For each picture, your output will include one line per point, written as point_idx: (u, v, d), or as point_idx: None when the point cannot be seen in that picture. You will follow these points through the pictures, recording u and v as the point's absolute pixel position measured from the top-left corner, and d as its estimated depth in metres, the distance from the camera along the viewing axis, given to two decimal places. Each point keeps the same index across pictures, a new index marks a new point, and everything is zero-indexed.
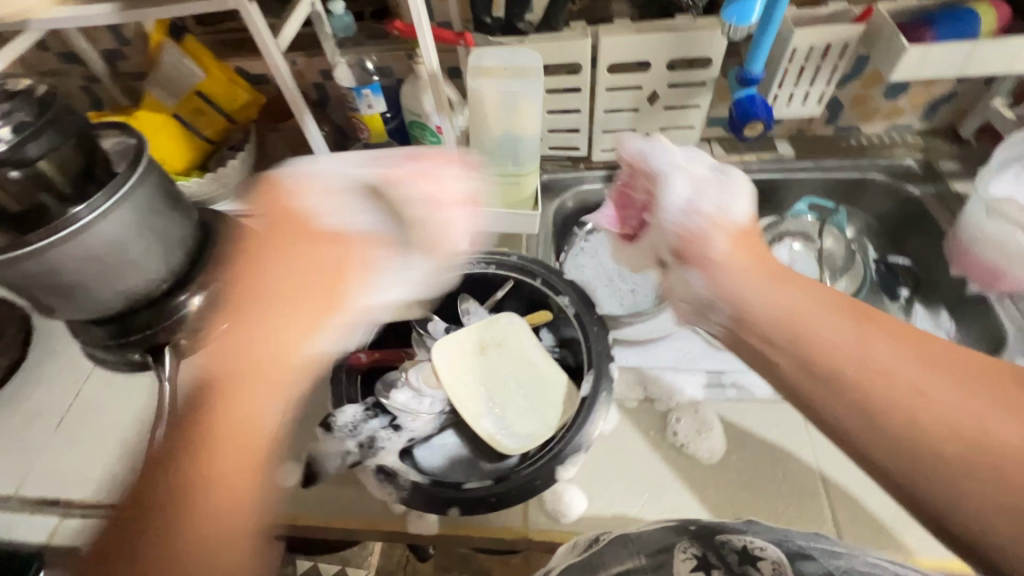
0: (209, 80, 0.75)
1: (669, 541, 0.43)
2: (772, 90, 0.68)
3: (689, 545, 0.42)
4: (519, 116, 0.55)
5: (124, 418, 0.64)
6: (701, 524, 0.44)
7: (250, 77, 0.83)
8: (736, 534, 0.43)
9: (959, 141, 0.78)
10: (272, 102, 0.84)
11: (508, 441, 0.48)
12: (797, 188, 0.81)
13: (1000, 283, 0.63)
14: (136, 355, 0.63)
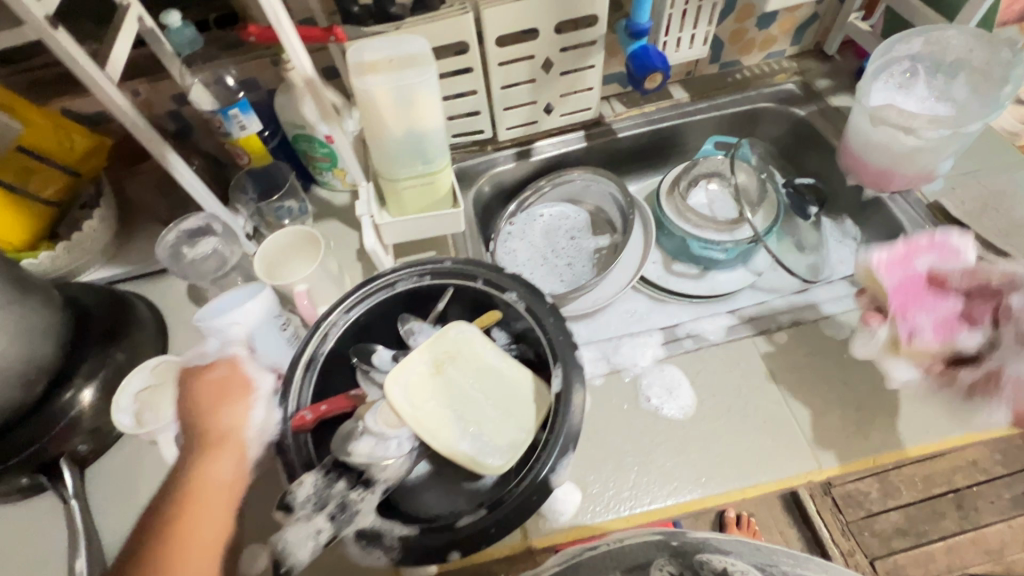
0: (30, 130, 0.63)
1: (649, 557, 0.45)
2: (662, 38, 0.67)
3: (666, 563, 0.44)
4: (419, 113, 0.49)
5: (38, 537, 0.56)
6: (682, 539, 0.45)
7: (86, 120, 0.71)
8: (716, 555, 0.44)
9: (827, 59, 0.84)
10: (120, 142, 0.73)
11: (492, 459, 0.46)
12: (696, 130, 0.84)
13: (889, 185, 0.68)
14: (26, 476, 0.54)
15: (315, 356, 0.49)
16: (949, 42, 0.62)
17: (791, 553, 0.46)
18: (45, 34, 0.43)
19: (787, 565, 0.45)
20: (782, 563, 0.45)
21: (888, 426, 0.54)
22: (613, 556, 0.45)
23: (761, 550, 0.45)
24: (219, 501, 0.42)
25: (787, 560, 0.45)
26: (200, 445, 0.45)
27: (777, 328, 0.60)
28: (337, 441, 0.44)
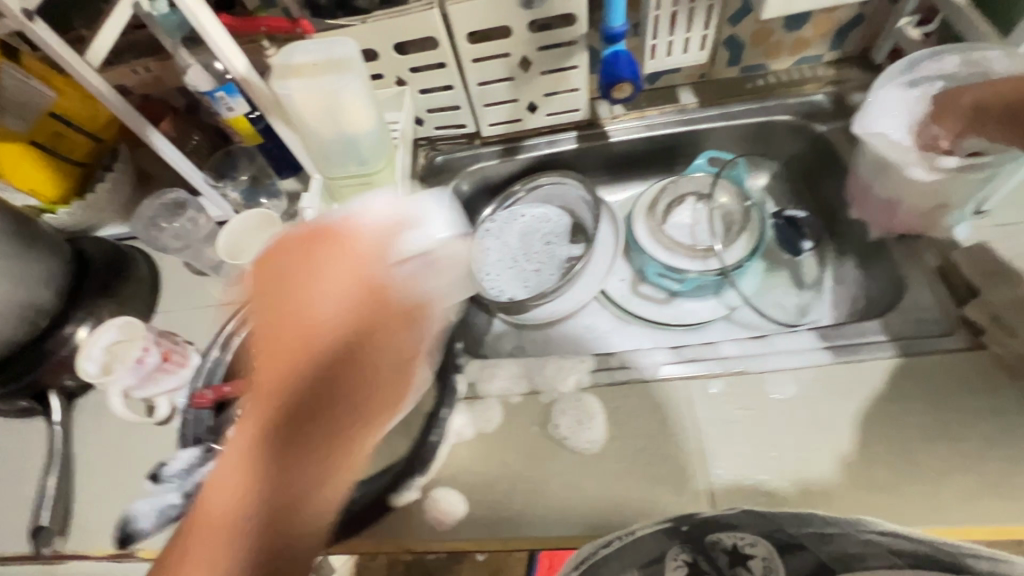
0: (61, 97, 0.70)
1: (662, 549, 0.43)
2: (648, 41, 0.62)
3: (681, 551, 0.43)
4: (344, 118, 0.50)
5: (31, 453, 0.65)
6: (694, 522, 0.42)
7: None
8: (727, 533, 0.41)
9: (872, 68, 0.72)
10: None
11: None
12: (703, 140, 0.76)
13: (894, 224, 0.60)
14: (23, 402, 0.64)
15: (233, 339, 0.53)
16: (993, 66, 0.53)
17: (796, 513, 0.39)
18: (23, 26, 0.49)
19: (795, 527, 0.39)
20: (792, 526, 0.40)
21: (811, 502, 0.48)
22: (624, 552, 0.43)
23: (766, 516, 0.40)
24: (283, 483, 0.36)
25: (795, 522, 0.39)
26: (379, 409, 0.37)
27: (714, 375, 0.55)
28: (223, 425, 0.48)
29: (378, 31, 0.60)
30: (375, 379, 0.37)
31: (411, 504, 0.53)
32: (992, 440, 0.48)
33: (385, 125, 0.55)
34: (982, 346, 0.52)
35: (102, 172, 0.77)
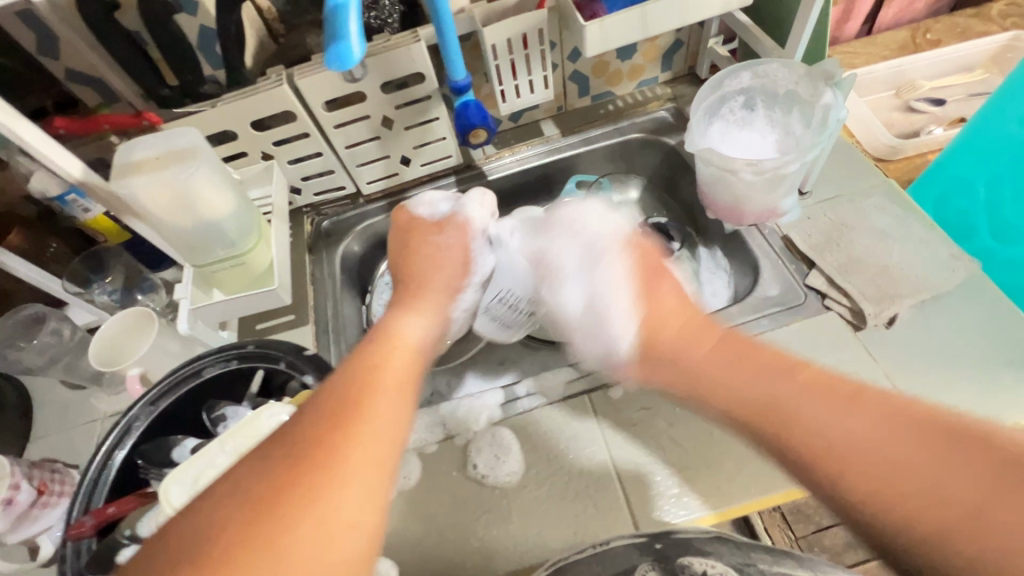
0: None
1: (633, 562, 0.46)
2: (496, 88, 0.67)
3: (652, 568, 0.45)
4: (199, 206, 0.50)
5: None
6: (667, 543, 0.46)
7: None
8: (700, 558, 0.46)
9: (700, 83, 0.81)
10: None
11: None
12: (573, 165, 0.83)
13: (745, 218, 0.66)
14: None
15: (114, 454, 0.49)
16: (777, 74, 0.62)
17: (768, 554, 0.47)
18: None
19: (765, 563, 0.46)
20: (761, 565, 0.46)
21: (711, 481, 0.52)
22: (601, 559, 0.46)
23: (740, 546, 0.47)
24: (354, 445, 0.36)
25: (764, 558, 0.46)
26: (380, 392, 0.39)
27: (613, 383, 0.59)
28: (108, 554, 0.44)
29: (231, 113, 0.60)
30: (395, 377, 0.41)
31: None
32: None
33: (249, 203, 0.55)
34: (827, 309, 0.59)
35: None
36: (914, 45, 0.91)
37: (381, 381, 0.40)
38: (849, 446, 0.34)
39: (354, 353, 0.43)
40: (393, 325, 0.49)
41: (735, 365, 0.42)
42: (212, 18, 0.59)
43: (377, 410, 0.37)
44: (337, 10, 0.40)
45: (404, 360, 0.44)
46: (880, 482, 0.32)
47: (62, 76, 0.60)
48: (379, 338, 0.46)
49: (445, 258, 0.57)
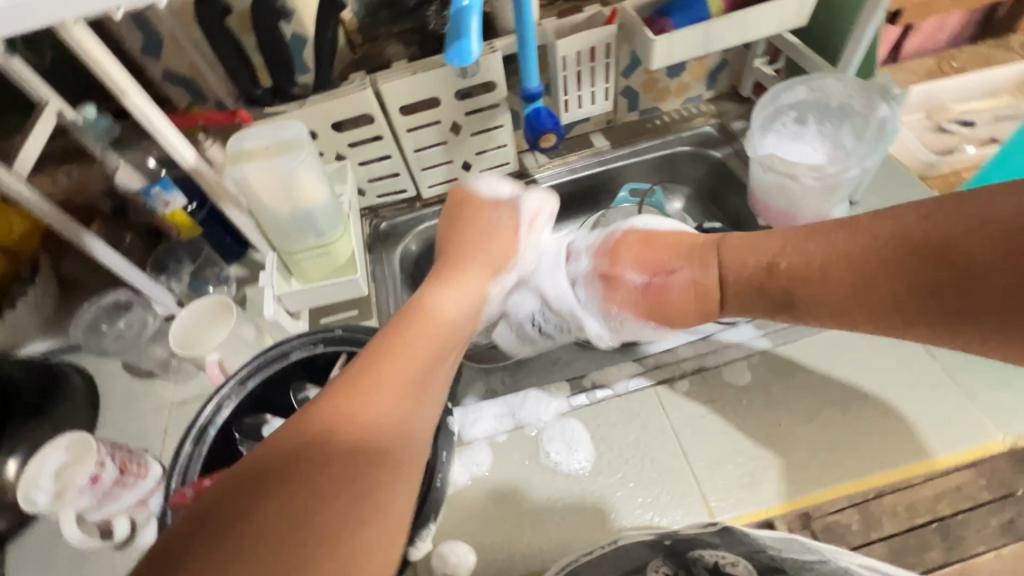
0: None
1: (644, 559, 0.47)
2: (561, 98, 0.71)
3: (662, 563, 0.46)
4: (301, 194, 0.54)
5: None
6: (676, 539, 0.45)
7: None
8: (709, 550, 0.44)
9: (743, 101, 0.85)
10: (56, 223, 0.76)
11: None
12: (621, 175, 0.85)
13: (797, 224, 0.69)
14: None
15: (205, 430, 0.51)
16: (830, 89, 0.67)
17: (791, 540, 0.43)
18: None
19: (775, 549, 0.43)
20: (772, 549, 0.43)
21: (781, 473, 0.54)
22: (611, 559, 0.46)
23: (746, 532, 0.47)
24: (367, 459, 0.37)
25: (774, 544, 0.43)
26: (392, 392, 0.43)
27: (678, 376, 0.61)
28: None
29: (317, 114, 0.64)
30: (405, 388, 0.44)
31: (420, 563, 0.52)
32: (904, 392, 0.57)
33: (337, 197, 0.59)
34: None
35: (21, 287, 0.71)
36: (940, 71, 0.95)
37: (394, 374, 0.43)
38: (833, 292, 0.47)
39: (363, 358, 0.44)
40: (429, 298, 0.54)
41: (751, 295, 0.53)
42: (307, 27, 0.64)
43: (375, 402, 0.40)
44: (461, 11, 0.45)
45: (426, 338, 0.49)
46: (864, 285, 0.45)
47: (160, 76, 0.64)
48: (387, 341, 0.46)
49: (493, 228, 0.63)
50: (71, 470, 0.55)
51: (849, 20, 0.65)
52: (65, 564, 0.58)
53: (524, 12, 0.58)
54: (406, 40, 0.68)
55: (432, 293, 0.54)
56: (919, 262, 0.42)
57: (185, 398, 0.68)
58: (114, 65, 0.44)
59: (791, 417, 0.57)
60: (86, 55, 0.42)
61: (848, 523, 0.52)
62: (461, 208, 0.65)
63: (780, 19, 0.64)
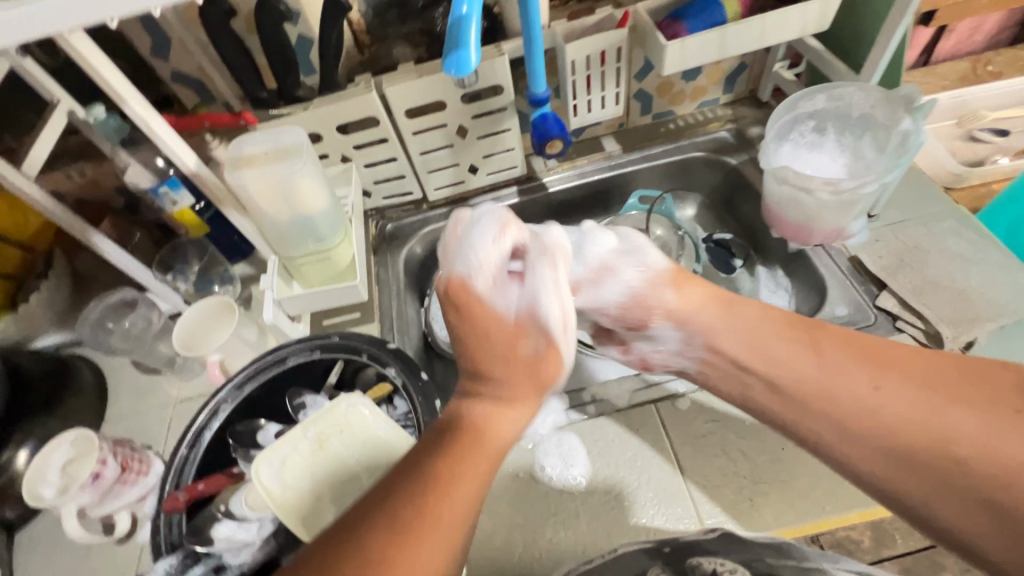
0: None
1: (643, 566, 0.44)
2: (570, 102, 0.70)
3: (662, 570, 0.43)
4: (300, 199, 0.54)
5: None
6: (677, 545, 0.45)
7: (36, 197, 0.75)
8: (708, 557, 0.43)
9: (761, 105, 0.82)
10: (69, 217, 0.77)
11: (273, 484, 0.47)
12: (631, 181, 0.83)
13: (811, 238, 0.66)
14: None
15: (201, 434, 0.52)
16: (851, 97, 0.64)
17: (777, 548, 0.44)
18: None
19: (773, 558, 0.43)
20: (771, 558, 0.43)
21: (781, 498, 0.52)
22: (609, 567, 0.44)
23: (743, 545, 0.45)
24: None
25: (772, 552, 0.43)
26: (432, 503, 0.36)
27: (681, 393, 0.59)
28: (201, 527, 0.47)
29: (321, 117, 0.63)
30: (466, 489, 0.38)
31: None
32: None
33: (338, 201, 0.59)
34: (898, 331, 0.60)
35: (36, 281, 0.72)
36: (975, 76, 0.90)
37: (454, 494, 0.37)
38: (859, 423, 0.42)
39: (431, 462, 0.39)
40: (485, 413, 0.45)
41: (775, 344, 0.49)
42: (313, 28, 0.64)
43: (452, 515, 0.36)
44: (459, 20, 0.44)
45: (487, 465, 0.41)
46: (890, 437, 0.41)
47: (168, 76, 0.64)
48: (462, 445, 0.41)
49: (532, 361, 0.48)
50: (74, 465, 0.57)
51: (875, 25, 0.62)
52: (70, 554, 0.59)
53: (529, 17, 0.56)
54: (414, 40, 0.67)
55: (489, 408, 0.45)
56: (926, 459, 0.39)
57: (189, 395, 0.69)
58: (116, 75, 0.45)
59: (796, 441, 0.55)
60: (88, 66, 0.43)
61: (859, 539, 0.51)
62: (458, 311, 0.50)
63: (801, 24, 0.61)
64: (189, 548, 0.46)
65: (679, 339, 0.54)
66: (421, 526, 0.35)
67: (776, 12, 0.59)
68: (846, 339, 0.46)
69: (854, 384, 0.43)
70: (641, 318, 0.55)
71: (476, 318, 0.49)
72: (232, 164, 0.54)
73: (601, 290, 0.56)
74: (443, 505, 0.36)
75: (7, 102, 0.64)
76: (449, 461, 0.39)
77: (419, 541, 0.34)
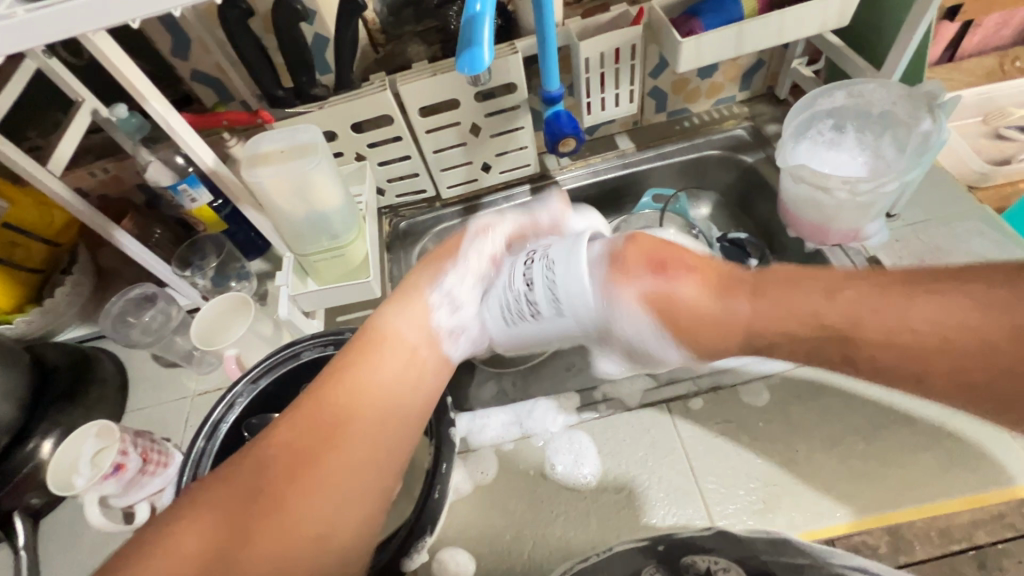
0: (14, 207, 0.67)
1: (639, 566, 0.44)
2: (584, 99, 0.70)
3: (657, 570, 0.44)
4: (316, 197, 0.55)
5: None
6: (671, 543, 0.45)
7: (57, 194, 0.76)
8: (702, 554, 0.44)
9: (779, 102, 0.81)
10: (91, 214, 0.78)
11: None
12: (645, 179, 0.82)
13: (828, 238, 0.65)
14: None
15: (218, 427, 0.53)
16: (873, 94, 0.62)
17: (770, 540, 0.43)
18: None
19: (766, 555, 0.43)
20: (764, 553, 0.43)
21: (794, 499, 0.52)
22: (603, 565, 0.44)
23: (741, 541, 0.44)
24: (320, 476, 0.43)
25: (767, 549, 0.43)
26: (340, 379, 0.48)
27: (693, 393, 0.59)
28: None
29: (336, 115, 0.64)
30: (378, 400, 0.48)
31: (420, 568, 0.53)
32: (936, 422, 0.54)
33: (353, 199, 0.60)
34: None
35: (60, 277, 0.74)
36: (1001, 72, 0.88)
37: (354, 397, 0.47)
38: (918, 351, 0.36)
39: (327, 391, 0.47)
40: (387, 327, 0.53)
41: (797, 294, 0.40)
42: (328, 28, 0.65)
43: (302, 514, 0.41)
44: (473, 19, 0.45)
45: (373, 375, 0.49)
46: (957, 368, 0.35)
47: (188, 75, 0.65)
48: (330, 437, 0.44)
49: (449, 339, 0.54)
50: (91, 455, 0.58)
51: (896, 20, 0.61)
52: (93, 540, 0.61)
53: (544, 16, 0.56)
54: (429, 39, 0.67)
55: (388, 327, 0.52)
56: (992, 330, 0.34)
57: (206, 388, 0.70)
58: (137, 74, 0.46)
59: (810, 444, 0.55)
60: (111, 65, 0.45)
61: (874, 545, 0.49)
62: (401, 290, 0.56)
63: (820, 21, 0.60)
64: None
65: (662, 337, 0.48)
66: (333, 394, 0.46)
67: (792, 8, 0.58)
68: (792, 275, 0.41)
69: (912, 303, 0.36)
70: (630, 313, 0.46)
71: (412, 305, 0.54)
72: (251, 162, 0.56)
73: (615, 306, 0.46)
74: (342, 408, 0.46)
75: (36, 100, 0.66)
76: (343, 383, 0.47)
77: (331, 436, 0.44)
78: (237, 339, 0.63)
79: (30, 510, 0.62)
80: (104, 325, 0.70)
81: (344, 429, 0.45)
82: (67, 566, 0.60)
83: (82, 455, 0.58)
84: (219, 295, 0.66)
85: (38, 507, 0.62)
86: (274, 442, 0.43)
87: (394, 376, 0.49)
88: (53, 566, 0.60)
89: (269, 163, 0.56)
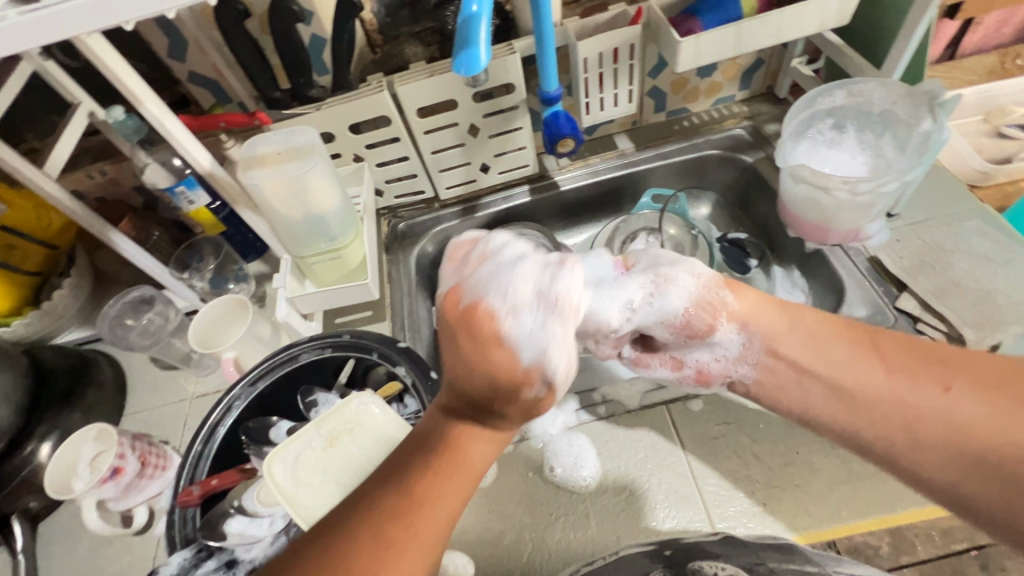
0: (11, 210, 0.67)
1: (644, 569, 0.43)
2: (583, 99, 0.69)
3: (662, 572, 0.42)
4: (313, 199, 0.55)
5: None
6: (677, 549, 0.44)
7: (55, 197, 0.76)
8: (709, 561, 0.42)
9: (779, 102, 0.80)
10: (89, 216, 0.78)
11: (278, 467, 0.48)
12: (645, 179, 0.82)
13: (828, 237, 0.65)
14: None
15: (216, 430, 0.53)
16: (872, 93, 0.62)
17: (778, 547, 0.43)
18: None
19: (774, 562, 0.42)
20: (771, 561, 0.42)
21: (795, 500, 0.51)
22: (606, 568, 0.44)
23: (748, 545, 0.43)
24: None
25: (774, 556, 0.42)
26: (437, 469, 0.38)
27: (693, 395, 0.59)
28: (216, 522, 0.49)
29: (333, 116, 0.64)
30: (451, 484, 0.38)
31: None
32: None
33: (350, 201, 0.60)
34: (919, 333, 0.58)
35: (57, 279, 0.74)
36: (1002, 71, 0.87)
37: (439, 493, 0.37)
38: (945, 436, 0.39)
39: (418, 475, 0.37)
40: (468, 422, 0.41)
41: (829, 347, 0.45)
42: (325, 28, 0.64)
43: None
44: (469, 19, 0.45)
45: (468, 468, 0.39)
46: (957, 430, 0.38)
47: (185, 76, 0.65)
48: (398, 529, 0.35)
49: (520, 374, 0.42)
50: (90, 458, 0.58)
51: (895, 19, 0.61)
52: (91, 543, 0.61)
53: (541, 16, 0.56)
54: (426, 39, 0.67)
55: (467, 424, 0.40)
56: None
57: (204, 391, 0.70)
58: (131, 75, 0.46)
59: (811, 445, 0.54)
60: (105, 67, 0.44)
61: (876, 546, 0.49)
62: (469, 329, 0.43)
63: (820, 18, 0.60)
64: (205, 540, 0.47)
65: (741, 344, 0.49)
66: (424, 478, 0.37)
67: (791, 7, 0.58)
68: (914, 347, 0.43)
69: (920, 388, 0.41)
70: (707, 322, 0.49)
71: (487, 346, 0.42)
72: (248, 164, 0.55)
73: (659, 301, 0.49)
74: (420, 511, 0.36)
75: (33, 103, 0.66)
76: (428, 463, 0.38)
77: (394, 552, 0.34)
78: (235, 342, 0.63)
79: (27, 513, 0.61)
80: (101, 327, 0.70)
81: (412, 537, 0.35)
82: (65, 569, 0.60)
83: (80, 458, 0.58)
84: (216, 297, 0.65)
85: (36, 510, 0.62)
86: (339, 523, 0.35)
87: (478, 459, 0.40)
88: (51, 569, 0.60)
89: (266, 165, 0.56)
